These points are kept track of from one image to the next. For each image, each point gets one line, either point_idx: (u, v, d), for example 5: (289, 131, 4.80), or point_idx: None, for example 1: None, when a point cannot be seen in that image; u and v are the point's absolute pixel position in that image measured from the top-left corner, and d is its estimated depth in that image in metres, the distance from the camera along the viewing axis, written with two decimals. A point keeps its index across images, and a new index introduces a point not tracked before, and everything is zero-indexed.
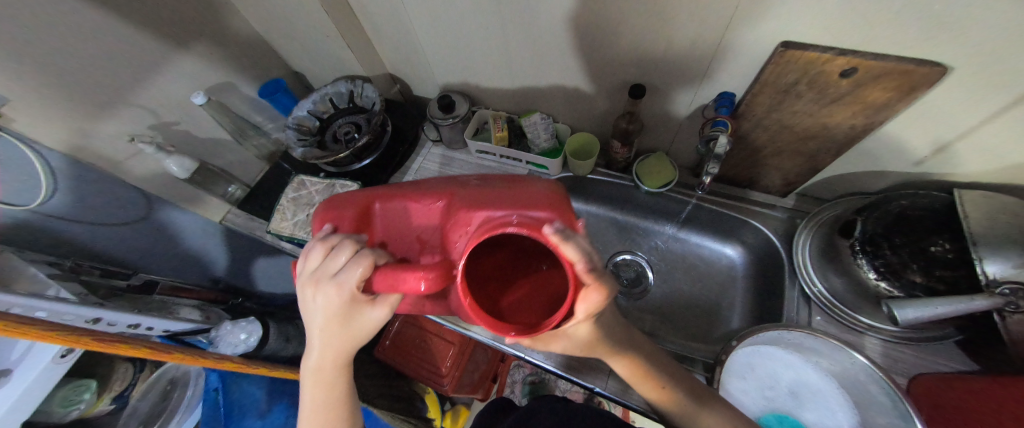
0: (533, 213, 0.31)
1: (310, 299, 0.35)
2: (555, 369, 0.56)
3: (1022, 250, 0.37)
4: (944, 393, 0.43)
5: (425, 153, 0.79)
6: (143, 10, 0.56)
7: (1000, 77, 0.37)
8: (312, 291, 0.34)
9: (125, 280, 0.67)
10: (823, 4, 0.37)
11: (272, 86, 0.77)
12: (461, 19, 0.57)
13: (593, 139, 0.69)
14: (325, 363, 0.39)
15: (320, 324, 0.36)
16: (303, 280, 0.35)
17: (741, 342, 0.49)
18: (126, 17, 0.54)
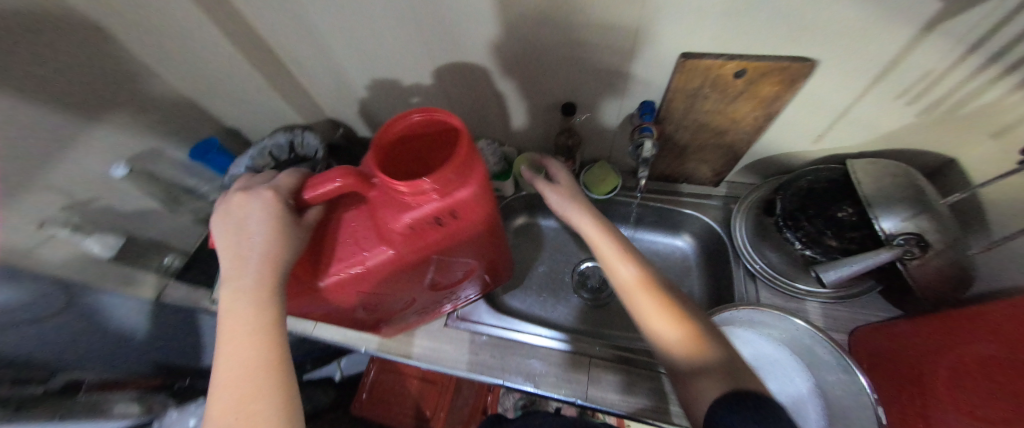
0: None
1: (245, 219, 0.40)
2: (538, 390, 0.56)
3: (905, 204, 0.44)
4: (881, 341, 0.48)
5: None
6: (63, 90, 0.51)
7: (856, 64, 0.44)
8: (245, 201, 0.41)
9: (42, 385, 0.58)
10: (704, 20, 0.42)
11: (204, 146, 0.73)
12: (393, 59, 0.60)
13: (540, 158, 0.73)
14: (244, 299, 0.38)
15: (245, 230, 0.39)
16: (240, 196, 0.42)
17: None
18: (42, 101, 0.49)
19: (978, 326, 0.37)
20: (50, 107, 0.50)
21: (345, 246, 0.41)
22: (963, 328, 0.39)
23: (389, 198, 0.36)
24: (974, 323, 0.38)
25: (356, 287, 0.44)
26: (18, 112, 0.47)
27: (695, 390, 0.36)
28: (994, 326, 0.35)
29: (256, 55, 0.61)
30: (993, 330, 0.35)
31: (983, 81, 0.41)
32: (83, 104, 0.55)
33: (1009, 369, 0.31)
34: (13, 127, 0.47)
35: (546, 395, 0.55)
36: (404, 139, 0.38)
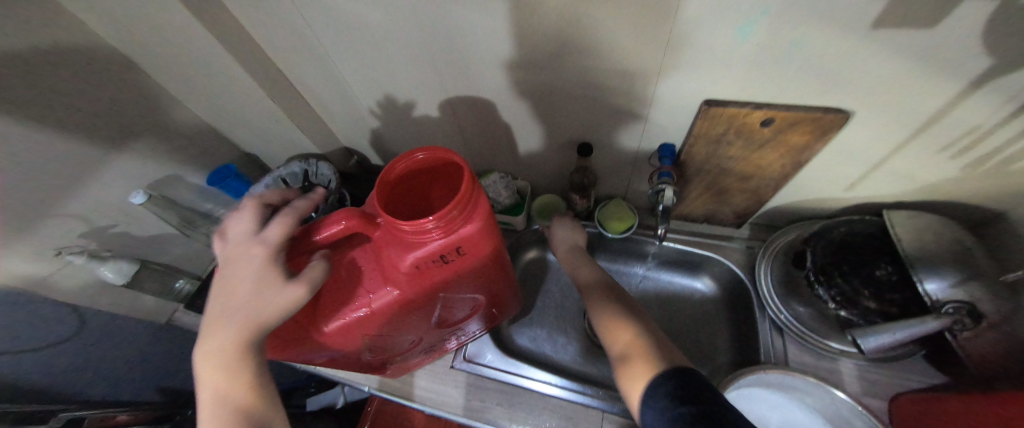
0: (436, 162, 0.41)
1: (226, 271, 0.35)
2: None
3: (952, 267, 0.41)
4: (919, 412, 0.44)
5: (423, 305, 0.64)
6: (88, 121, 0.52)
7: (894, 117, 0.41)
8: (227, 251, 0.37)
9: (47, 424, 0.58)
10: (730, 67, 0.41)
11: (221, 172, 0.73)
12: (409, 93, 0.61)
13: (557, 198, 0.74)
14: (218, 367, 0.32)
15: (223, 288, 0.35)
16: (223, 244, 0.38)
17: (728, 390, 0.47)
18: (69, 131, 0.50)
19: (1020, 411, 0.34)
20: (70, 140, 0.51)
21: (348, 287, 0.39)
22: (1004, 412, 0.35)
23: (398, 239, 0.35)
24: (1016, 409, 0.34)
25: (361, 331, 0.41)
26: (38, 143, 0.47)
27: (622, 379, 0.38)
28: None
29: (275, 88, 0.62)
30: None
31: None
32: (107, 134, 0.56)
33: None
34: (36, 160, 0.48)
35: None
36: (406, 178, 0.38)
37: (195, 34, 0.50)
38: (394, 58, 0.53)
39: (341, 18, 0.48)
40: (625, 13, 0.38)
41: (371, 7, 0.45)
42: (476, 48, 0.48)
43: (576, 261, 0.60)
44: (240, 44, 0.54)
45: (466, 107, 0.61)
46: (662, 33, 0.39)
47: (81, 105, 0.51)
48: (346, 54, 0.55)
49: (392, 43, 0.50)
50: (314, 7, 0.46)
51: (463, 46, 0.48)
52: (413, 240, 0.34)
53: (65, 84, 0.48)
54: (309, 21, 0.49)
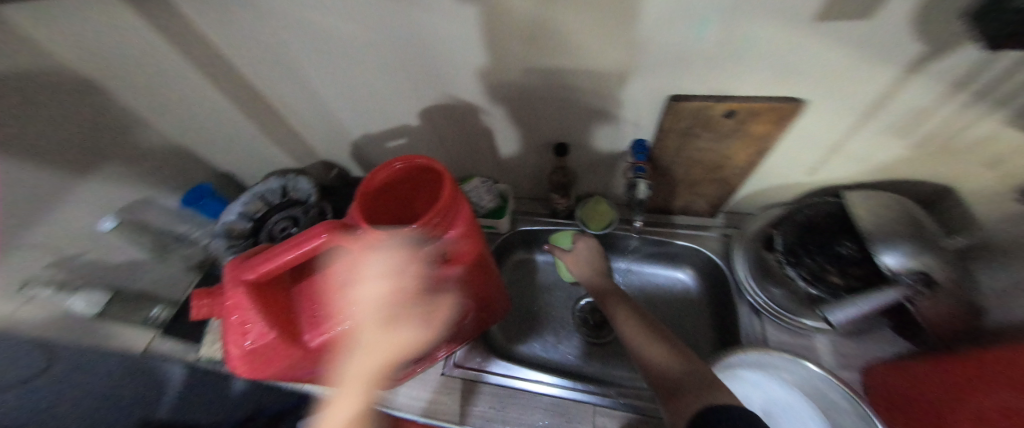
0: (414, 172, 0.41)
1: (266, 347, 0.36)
2: None
3: (907, 240, 0.44)
4: (895, 381, 0.46)
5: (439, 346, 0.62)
6: (50, 147, 0.51)
7: (844, 103, 0.44)
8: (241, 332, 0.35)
9: None
10: (691, 63, 0.43)
11: (196, 192, 0.72)
12: (385, 104, 0.61)
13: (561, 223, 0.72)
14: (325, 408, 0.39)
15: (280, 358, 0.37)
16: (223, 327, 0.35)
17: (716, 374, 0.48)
18: (30, 159, 0.49)
19: (995, 375, 0.36)
20: (34, 166, 0.50)
21: (332, 302, 0.37)
22: (982, 375, 0.37)
23: (379, 250, 0.35)
24: (993, 372, 0.36)
25: (348, 347, 0.39)
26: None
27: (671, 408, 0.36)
28: (1008, 376, 0.34)
29: (248, 104, 0.62)
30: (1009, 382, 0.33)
31: (973, 116, 0.41)
32: (72, 160, 0.54)
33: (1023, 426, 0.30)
34: None
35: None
36: (384, 189, 0.38)
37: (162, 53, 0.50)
38: (368, 70, 0.54)
39: (313, 33, 0.48)
40: (588, 17, 0.40)
41: (342, 20, 0.46)
42: (448, 56, 0.49)
43: (598, 280, 0.59)
44: (208, 61, 0.53)
45: (443, 115, 0.62)
46: (625, 34, 0.41)
47: (43, 131, 0.49)
48: (320, 68, 0.55)
49: (365, 55, 0.51)
50: (285, 22, 0.47)
51: (436, 55, 0.49)
52: (397, 250, 0.34)
53: (24, 111, 0.47)
54: (279, 37, 0.49)
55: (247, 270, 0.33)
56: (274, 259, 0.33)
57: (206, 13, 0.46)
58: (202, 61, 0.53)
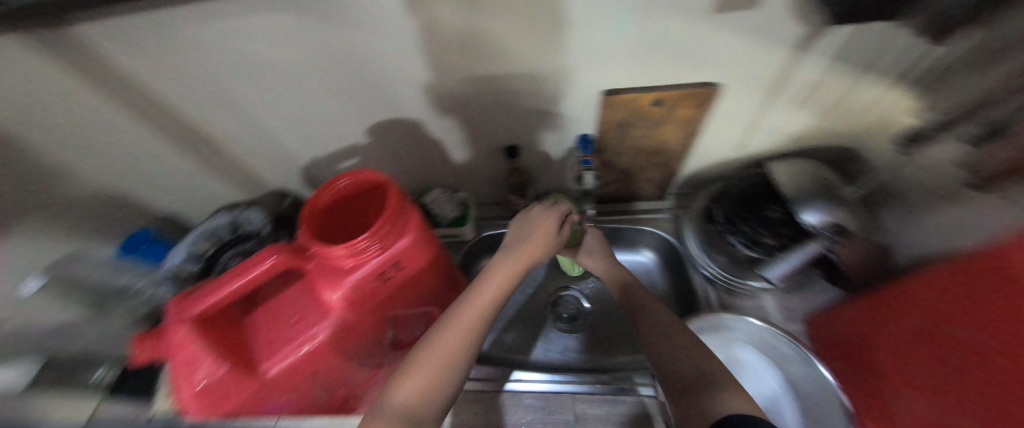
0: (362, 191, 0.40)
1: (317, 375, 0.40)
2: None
3: (823, 198, 0.48)
4: (829, 324, 0.52)
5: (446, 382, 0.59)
6: None
7: (752, 82, 0.49)
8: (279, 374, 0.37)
9: None
10: (616, 59, 0.46)
11: (135, 239, 0.68)
12: (330, 124, 0.60)
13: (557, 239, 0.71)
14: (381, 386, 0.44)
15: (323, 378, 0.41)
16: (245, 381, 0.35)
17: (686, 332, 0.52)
18: None
19: (919, 306, 0.39)
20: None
21: (288, 326, 0.37)
22: (901, 302, 0.41)
23: (331, 267, 0.35)
24: (917, 304, 0.39)
25: (309, 370, 0.38)
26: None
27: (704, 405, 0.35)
28: (936, 309, 0.37)
29: (186, 140, 0.59)
30: (937, 314, 0.36)
31: (859, 83, 0.48)
32: None
33: (971, 363, 0.32)
34: None
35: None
36: (333, 207, 0.38)
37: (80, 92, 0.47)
38: (309, 92, 0.54)
39: (245, 60, 0.47)
40: (515, 23, 0.42)
41: (276, 45, 0.45)
42: (390, 72, 0.50)
43: (620, 274, 0.57)
44: (134, 99, 0.51)
45: (393, 130, 0.62)
46: (552, 36, 0.44)
47: None
48: (258, 95, 0.54)
49: (304, 77, 0.51)
50: (214, 52, 0.46)
51: (376, 71, 0.50)
52: (349, 265, 0.35)
53: None
54: (210, 68, 0.48)
55: (191, 305, 0.32)
56: (220, 290, 0.32)
57: (126, 49, 0.44)
58: (126, 99, 0.50)
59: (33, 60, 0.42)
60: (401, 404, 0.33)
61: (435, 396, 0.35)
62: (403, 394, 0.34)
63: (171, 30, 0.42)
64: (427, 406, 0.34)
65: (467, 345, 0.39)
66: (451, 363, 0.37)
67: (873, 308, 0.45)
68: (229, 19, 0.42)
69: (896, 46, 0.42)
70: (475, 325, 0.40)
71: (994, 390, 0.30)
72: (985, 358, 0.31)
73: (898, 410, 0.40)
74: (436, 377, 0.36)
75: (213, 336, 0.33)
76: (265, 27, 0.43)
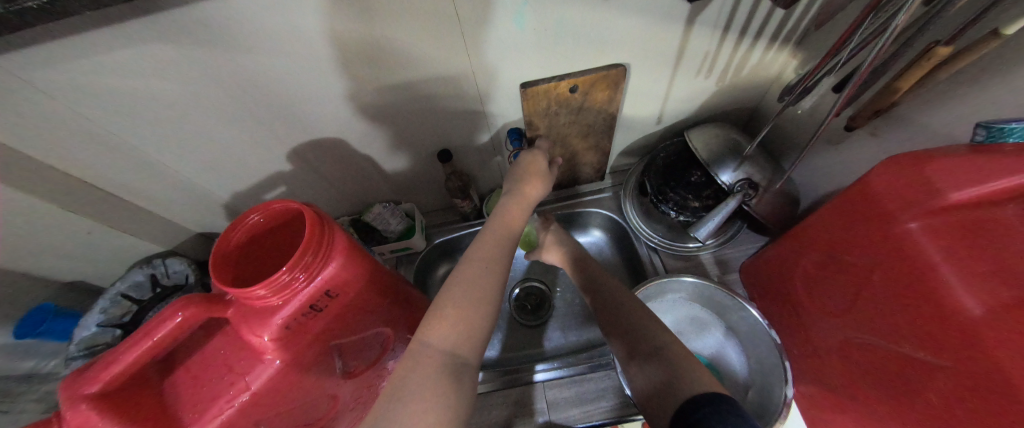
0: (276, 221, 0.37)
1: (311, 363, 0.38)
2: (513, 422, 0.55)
3: (731, 158, 0.53)
4: (757, 269, 0.56)
5: None
6: None
7: (656, 59, 0.52)
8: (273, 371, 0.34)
9: None
10: (526, 52, 0.48)
11: (35, 316, 0.60)
12: (244, 155, 0.56)
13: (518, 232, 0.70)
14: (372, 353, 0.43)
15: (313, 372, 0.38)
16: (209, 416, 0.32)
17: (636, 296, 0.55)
18: None
19: (814, 240, 0.43)
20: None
21: (215, 380, 0.32)
22: (801, 239, 0.45)
23: (255, 311, 0.32)
24: (812, 238, 0.43)
25: (250, 422, 0.35)
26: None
27: (670, 380, 0.36)
28: (829, 241, 0.41)
29: (72, 199, 0.52)
30: (832, 247, 0.40)
31: (746, 49, 0.52)
32: None
33: (865, 287, 0.37)
34: None
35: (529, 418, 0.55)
36: (248, 245, 0.36)
37: None
38: (210, 124, 0.49)
39: (122, 100, 0.42)
40: (415, 28, 0.41)
41: (157, 79, 0.41)
42: (298, 92, 0.48)
43: (576, 255, 0.58)
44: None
45: (316, 151, 0.59)
46: (457, 36, 0.44)
47: None
48: (151, 135, 0.48)
49: (200, 110, 0.47)
50: (81, 95, 0.40)
51: (281, 93, 0.47)
52: (274, 303, 0.32)
53: None
54: (81, 113, 0.42)
55: (88, 382, 0.28)
56: (119, 360, 0.28)
57: None
58: None
59: None
60: (441, 348, 0.33)
61: (473, 338, 0.35)
62: (441, 339, 0.34)
63: (16, 79, 0.37)
64: (468, 349, 0.34)
65: (494, 288, 0.39)
66: (482, 305, 0.37)
67: (783, 246, 0.49)
68: (89, 58, 0.37)
69: (767, 13, 0.46)
70: (498, 270, 0.41)
71: (888, 308, 0.34)
72: (876, 282, 0.35)
73: (815, 335, 0.44)
74: (471, 320, 0.36)
75: (121, 410, 0.29)
76: (135, 61, 0.38)
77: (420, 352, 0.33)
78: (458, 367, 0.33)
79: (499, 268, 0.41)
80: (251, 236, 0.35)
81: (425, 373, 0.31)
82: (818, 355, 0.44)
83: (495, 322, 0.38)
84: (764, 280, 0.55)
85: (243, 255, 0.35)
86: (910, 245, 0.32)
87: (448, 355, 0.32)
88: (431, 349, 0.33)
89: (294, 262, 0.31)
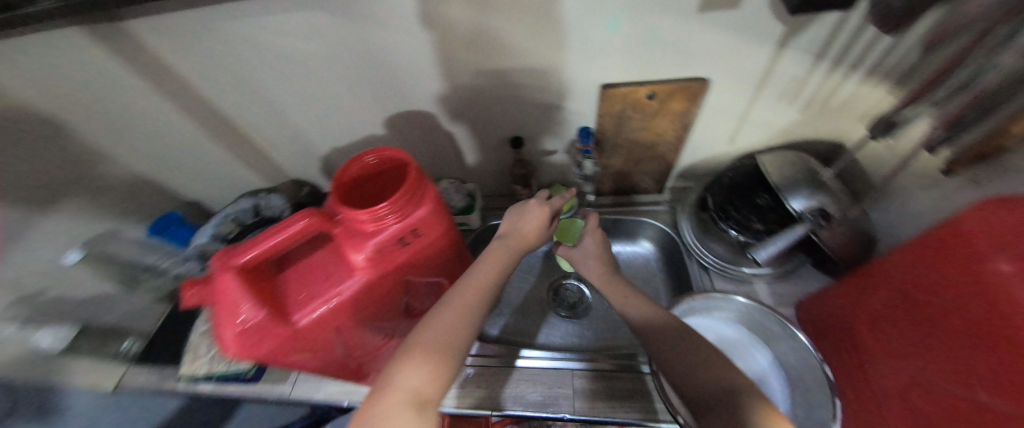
0: (381, 167, 0.43)
1: (390, 297, 0.44)
2: (544, 406, 0.56)
3: (805, 185, 0.52)
4: (816, 303, 0.54)
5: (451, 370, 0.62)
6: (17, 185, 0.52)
7: (738, 77, 0.53)
8: (357, 296, 0.40)
9: None
10: (613, 54, 0.51)
11: (163, 221, 0.72)
12: (344, 115, 0.65)
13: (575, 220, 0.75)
14: (427, 295, 0.50)
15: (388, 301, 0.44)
16: (308, 313, 0.38)
17: (682, 308, 0.55)
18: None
19: (893, 279, 0.41)
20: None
21: (315, 283, 0.39)
22: (874, 273, 0.44)
23: (358, 236, 0.38)
24: (888, 275, 0.41)
25: (332, 325, 0.41)
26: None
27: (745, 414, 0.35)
28: (908, 279, 0.39)
29: (213, 128, 0.64)
30: (909, 289, 0.39)
31: (837, 80, 0.52)
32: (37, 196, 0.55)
33: (940, 328, 0.35)
34: None
35: (561, 406, 0.56)
36: (359, 180, 0.42)
37: (127, 78, 0.52)
38: (332, 85, 0.59)
39: (274, 52, 0.52)
40: (519, 19, 0.47)
41: (304, 39, 0.50)
42: (405, 69, 0.55)
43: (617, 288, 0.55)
44: (170, 87, 0.56)
45: (406, 122, 0.67)
46: (554, 31, 0.48)
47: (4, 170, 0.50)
48: (282, 85, 0.58)
49: (327, 70, 0.56)
50: (248, 44, 0.51)
51: (394, 66, 0.55)
52: (371, 229, 0.38)
53: None
54: (243, 59, 0.53)
55: (234, 255, 0.35)
56: (262, 243, 0.35)
57: (168, 38, 0.49)
58: (162, 87, 0.55)
59: (97, 53, 0.49)
60: (407, 387, 0.35)
61: (439, 379, 0.36)
62: (407, 378, 0.35)
63: (208, 24, 0.47)
64: (431, 387, 0.35)
65: (465, 332, 0.40)
66: (453, 345, 0.39)
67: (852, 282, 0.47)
68: (263, 15, 0.47)
69: (868, 43, 0.46)
70: (475, 313, 0.42)
71: (965, 355, 0.32)
72: (957, 329, 0.33)
73: (877, 379, 0.42)
74: (437, 363, 0.37)
75: (252, 284, 0.36)
76: (293, 22, 0.48)
77: (385, 389, 0.34)
78: (423, 406, 0.34)
79: (476, 311, 0.42)
80: (362, 173, 0.42)
81: (387, 411, 0.33)
82: (877, 396, 0.42)
83: (463, 362, 0.39)
84: (822, 317, 0.53)
85: (353, 187, 0.42)
86: (994, 287, 0.30)
87: (414, 395, 0.34)
88: (397, 387, 0.34)
89: (397, 199, 0.37)
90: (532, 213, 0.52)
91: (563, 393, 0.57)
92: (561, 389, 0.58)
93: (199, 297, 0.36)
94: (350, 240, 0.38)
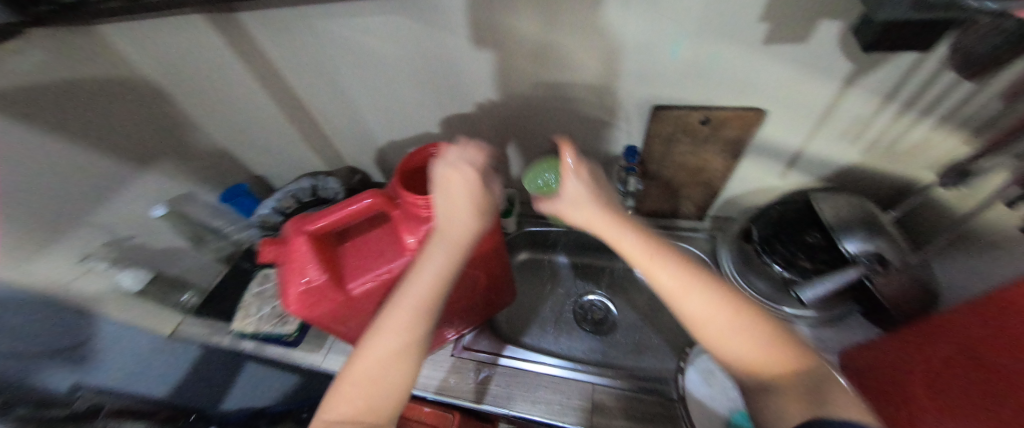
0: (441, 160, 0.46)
1: None
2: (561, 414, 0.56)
3: (862, 228, 0.51)
4: (861, 354, 0.52)
5: (474, 365, 0.63)
6: (121, 142, 0.60)
7: (797, 111, 0.53)
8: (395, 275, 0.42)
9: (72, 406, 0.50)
10: (670, 77, 0.52)
11: (233, 191, 0.80)
12: (404, 111, 0.70)
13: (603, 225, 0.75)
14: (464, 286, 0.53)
15: None
16: (360, 284, 0.41)
17: None
18: (105, 148, 0.58)
19: (954, 335, 0.39)
20: (92, 152, 0.56)
21: (370, 258, 0.42)
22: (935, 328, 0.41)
23: (413, 219, 0.41)
24: (950, 329, 0.39)
25: (378, 300, 0.44)
26: (56, 156, 0.52)
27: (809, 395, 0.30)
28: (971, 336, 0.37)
29: (289, 111, 0.71)
30: (972, 345, 0.36)
31: (907, 123, 0.50)
32: (137, 153, 0.63)
33: (993, 388, 0.33)
34: (74, 173, 0.54)
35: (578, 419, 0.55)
36: (421, 171, 0.46)
37: (230, 60, 0.60)
38: (400, 83, 0.64)
39: (355, 49, 0.58)
40: (583, 36, 0.49)
41: (384, 40, 0.56)
42: (468, 73, 0.59)
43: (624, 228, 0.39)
44: (263, 71, 0.62)
45: (460, 123, 0.71)
46: (616, 49, 0.50)
47: (110, 125, 0.58)
48: (357, 79, 0.64)
49: (399, 69, 0.61)
50: (336, 40, 0.56)
51: (459, 70, 0.59)
52: (427, 215, 0.41)
53: (93, 106, 0.55)
54: (329, 53, 0.59)
55: (310, 222, 0.39)
56: (334, 214, 0.39)
57: (271, 29, 0.55)
58: (256, 71, 0.62)
59: (210, 37, 0.56)
60: (341, 422, 0.33)
61: (378, 410, 0.34)
62: (338, 413, 0.34)
63: (306, 20, 0.54)
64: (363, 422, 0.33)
65: (395, 360, 0.35)
66: (389, 373, 0.35)
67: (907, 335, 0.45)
68: (354, 16, 0.52)
69: (946, 88, 0.44)
70: (407, 338, 0.36)
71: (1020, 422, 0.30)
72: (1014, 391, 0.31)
73: None
74: (371, 394, 0.34)
75: (318, 250, 0.40)
76: (378, 24, 0.53)
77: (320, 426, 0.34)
78: None
79: (414, 332, 0.36)
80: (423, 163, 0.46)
81: None
82: None
83: (408, 383, 0.36)
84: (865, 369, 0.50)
85: (415, 176, 0.46)
86: None
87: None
88: (326, 425, 0.33)
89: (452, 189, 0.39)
90: (456, 185, 0.39)
91: (582, 406, 0.57)
92: (581, 400, 0.57)
93: (274, 254, 0.41)
94: (407, 222, 0.41)
